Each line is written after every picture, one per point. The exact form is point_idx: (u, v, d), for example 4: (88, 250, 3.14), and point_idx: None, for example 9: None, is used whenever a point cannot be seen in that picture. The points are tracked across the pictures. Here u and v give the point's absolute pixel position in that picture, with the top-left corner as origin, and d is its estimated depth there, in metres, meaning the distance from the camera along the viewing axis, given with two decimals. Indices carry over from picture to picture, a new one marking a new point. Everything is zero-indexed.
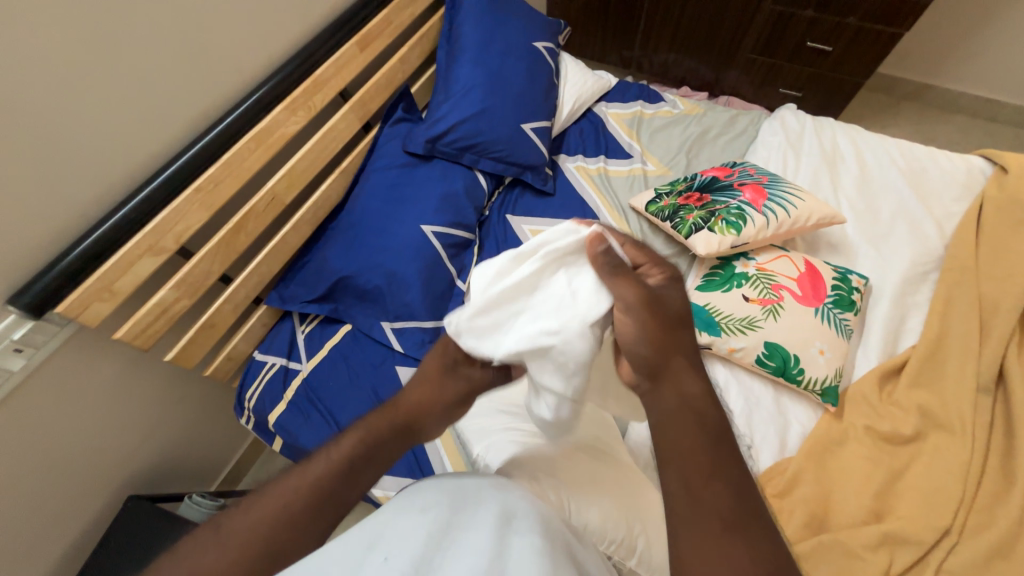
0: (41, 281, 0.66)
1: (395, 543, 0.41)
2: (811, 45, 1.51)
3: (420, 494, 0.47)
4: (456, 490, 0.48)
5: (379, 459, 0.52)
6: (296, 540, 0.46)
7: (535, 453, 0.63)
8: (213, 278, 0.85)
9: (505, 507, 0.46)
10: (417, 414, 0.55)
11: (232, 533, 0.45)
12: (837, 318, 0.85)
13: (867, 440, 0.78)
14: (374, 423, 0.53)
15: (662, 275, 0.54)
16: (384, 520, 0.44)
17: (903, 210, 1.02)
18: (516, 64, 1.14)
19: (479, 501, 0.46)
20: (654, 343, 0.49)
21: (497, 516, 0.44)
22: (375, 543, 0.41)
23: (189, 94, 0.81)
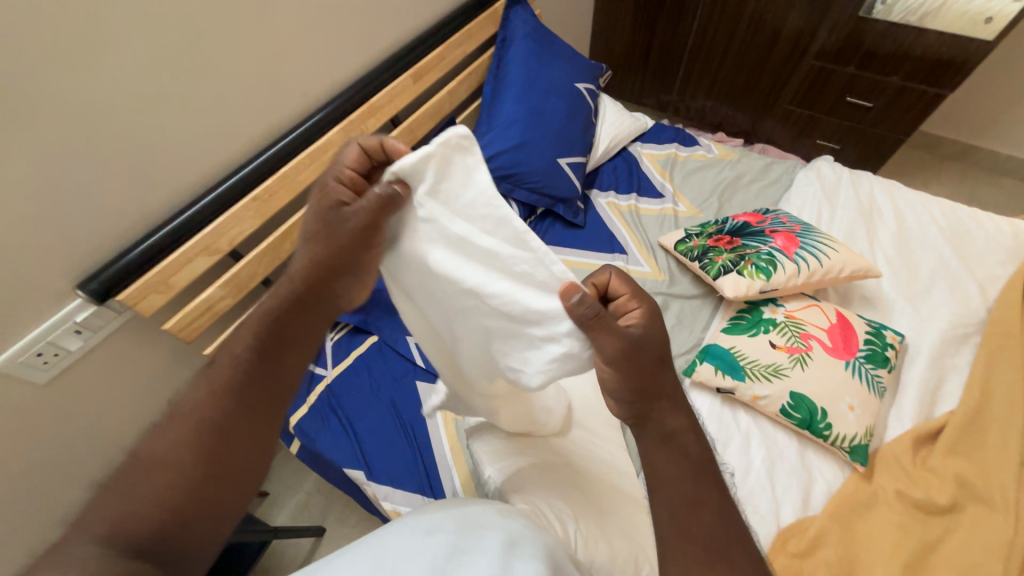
0: (109, 270, 0.72)
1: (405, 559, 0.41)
2: (850, 100, 1.52)
3: (426, 518, 0.48)
4: (462, 517, 0.48)
5: (287, 334, 0.51)
6: (224, 432, 0.46)
7: (540, 483, 0.64)
8: (257, 280, 0.90)
9: (510, 535, 0.46)
10: (316, 282, 0.53)
11: (158, 455, 0.44)
12: (869, 373, 0.82)
13: (898, 506, 0.74)
14: (272, 304, 0.52)
15: (639, 313, 0.49)
16: (394, 539, 0.45)
17: (943, 269, 1.00)
18: (558, 102, 1.20)
19: (484, 528, 0.46)
20: (633, 389, 0.48)
21: (503, 543, 0.44)
22: (384, 559, 0.41)
23: (260, 112, 0.89)
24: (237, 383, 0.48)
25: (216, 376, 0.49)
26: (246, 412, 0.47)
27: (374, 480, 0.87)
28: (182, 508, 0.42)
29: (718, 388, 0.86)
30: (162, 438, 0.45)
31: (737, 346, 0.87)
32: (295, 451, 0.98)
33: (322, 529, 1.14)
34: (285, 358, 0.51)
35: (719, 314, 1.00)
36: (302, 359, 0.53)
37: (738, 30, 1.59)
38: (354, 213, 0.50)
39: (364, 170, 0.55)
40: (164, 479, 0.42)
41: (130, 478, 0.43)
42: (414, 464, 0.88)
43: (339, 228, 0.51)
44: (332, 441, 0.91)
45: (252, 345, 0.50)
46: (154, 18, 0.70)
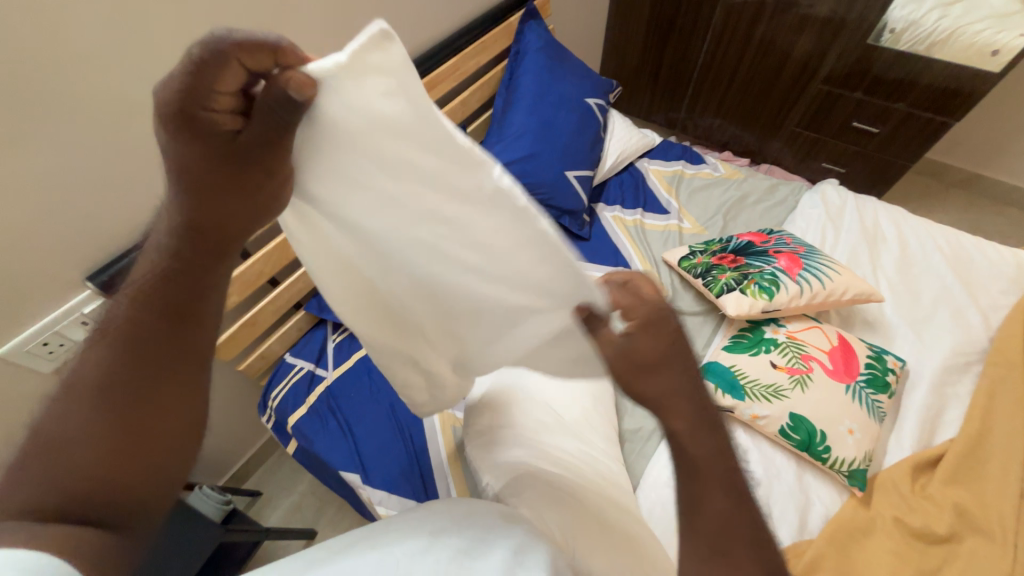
0: (118, 263, 0.73)
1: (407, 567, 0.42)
2: (856, 125, 1.54)
3: (430, 519, 0.48)
4: (466, 514, 0.49)
5: (184, 288, 0.44)
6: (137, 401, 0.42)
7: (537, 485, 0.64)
8: (264, 279, 0.91)
9: (514, 537, 0.46)
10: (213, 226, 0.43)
11: (61, 436, 0.39)
12: (869, 398, 0.82)
13: (896, 533, 0.73)
14: (156, 262, 0.44)
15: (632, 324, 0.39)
16: (394, 538, 0.46)
17: (946, 296, 1.00)
18: (567, 116, 1.21)
19: (488, 534, 0.46)
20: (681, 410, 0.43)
21: (506, 548, 0.43)
22: (383, 564, 0.42)
23: None
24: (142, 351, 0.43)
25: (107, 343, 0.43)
26: (164, 383, 0.43)
27: (369, 484, 0.87)
28: (106, 497, 0.38)
29: (718, 407, 0.84)
30: (62, 417, 0.40)
31: (737, 365, 0.87)
32: (292, 451, 0.98)
33: (313, 532, 1.14)
34: (178, 335, 0.44)
35: (720, 332, 1.00)
36: (218, 313, 0.48)
37: (748, 52, 1.62)
38: (249, 150, 0.38)
39: (242, 89, 0.36)
40: (75, 456, 0.38)
41: (35, 454, 0.38)
42: (409, 469, 0.88)
43: (230, 160, 0.39)
44: (330, 443, 0.91)
45: (137, 298, 0.44)
46: (178, 21, 0.71)
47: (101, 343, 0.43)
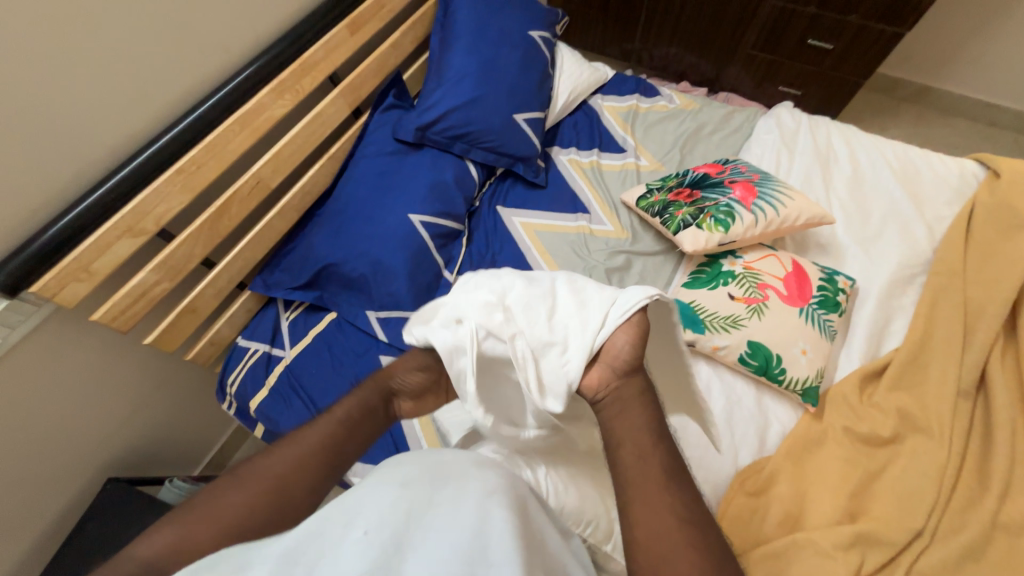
0: (16, 259, 0.65)
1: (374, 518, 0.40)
2: (812, 43, 1.49)
3: (398, 467, 0.46)
4: (434, 465, 0.46)
5: None
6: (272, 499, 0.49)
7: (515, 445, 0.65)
8: (196, 261, 0.84)
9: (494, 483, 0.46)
10: None
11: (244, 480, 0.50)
12: (821, 318, 0.84)
13: (846, 441, 0.78)
14: None
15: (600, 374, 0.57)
16: (360, 491, 0.43)
17: (894, 212, 1.02)
18: (511, 53, 1.12)
19: (461, 479, 0.45)
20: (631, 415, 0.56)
21: (484, 493, 0.43)
22: (350, 522, 0.40)
23: (171, 73, 0.79)
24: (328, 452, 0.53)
25: (269, 475, 0.51)
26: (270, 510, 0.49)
27: None
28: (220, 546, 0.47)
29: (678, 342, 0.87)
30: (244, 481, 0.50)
31: (697, 300, 0.88)
32: (259, 434, 0.95)
33: None
34: (367, 433, 0.57)
35: (681, 269, 1.00)
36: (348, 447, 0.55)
37: None
38: None
39: None
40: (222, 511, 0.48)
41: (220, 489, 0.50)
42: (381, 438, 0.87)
43: None
44: (296, 421, 0.89)
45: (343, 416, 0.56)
46: None
47: (261, 469, 0.51)
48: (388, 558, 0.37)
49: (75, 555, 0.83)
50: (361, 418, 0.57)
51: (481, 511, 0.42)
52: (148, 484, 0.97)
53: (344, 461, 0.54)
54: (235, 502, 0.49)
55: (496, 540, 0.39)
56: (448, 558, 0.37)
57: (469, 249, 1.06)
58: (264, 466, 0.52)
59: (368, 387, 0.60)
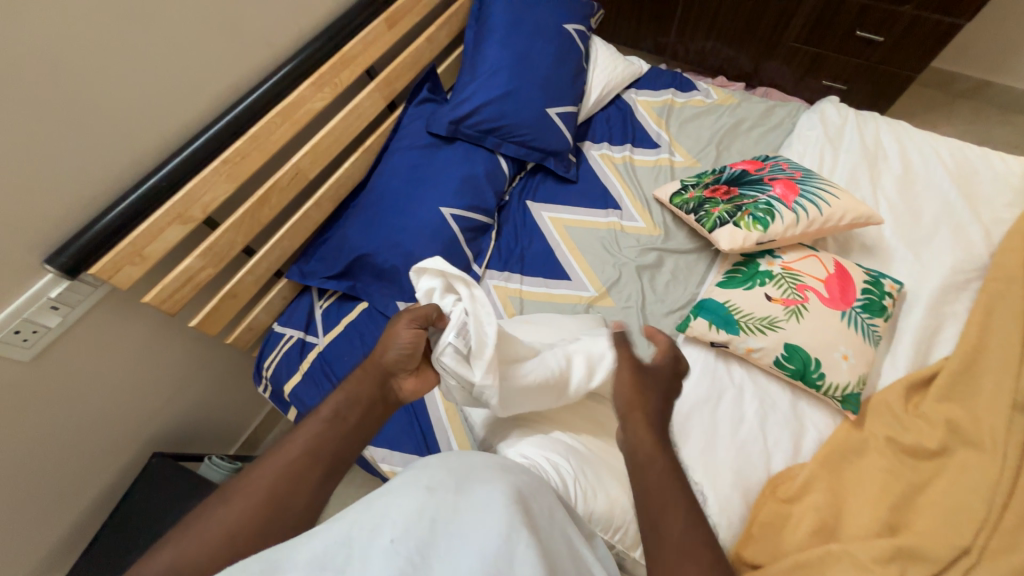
0: (77, 242, 0.69)
1: (401, 524, 0.40)
2: (860, 34, 1.42)
3: (427, 469, 0.47)
4: (460, 469, 0.47)
5: None
6: (282, 498, 0.51)
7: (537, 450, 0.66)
8: (238, 249, 0.87)
9: (517, 489, 0.46)
10: None
11: (246, 489, 0.50)
12: (865, 323, 0.81)
13: (888, 451, 0.74)
14: None
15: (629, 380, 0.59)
16: (392, 492, 0.44)
17: (947, 213, 0.96)
18: (545, 47, 1.11)
19: (489, 484, 0.45)
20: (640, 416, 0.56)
21: (510, 498, 0.44)
22: (378, 522, 0.40)
23: (219, 67, 0.83)
24: (335, 435, 0.56)
25: (274, 471, 0.52)
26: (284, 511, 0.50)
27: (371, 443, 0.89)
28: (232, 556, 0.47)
29: (711, 342, 0.85)
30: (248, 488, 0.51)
31: (731, 301, 0.85)
32: (292, 417, 0.98)
33: None
34: (373, 412, 0.60)
35: (714, 269, 0.98)
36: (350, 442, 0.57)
37: None
38: None
39: None
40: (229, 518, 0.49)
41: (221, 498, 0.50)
42: (410, 426, 0.89)
43: None
44: None
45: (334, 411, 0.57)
46: None
47: (268, 469, 0.52)
48: (416, 565, 0.37)
49: (122, 524, 0.88)
50: (362, 401, 0.60)
51: (508, 516, 0.42)
52: (188, 460, 1.02)
53: (349, 449, 0.57)
54: (236, 512, 0.49)
55: (519, 548, 0.40)
56: (474, 562, 0.38)
57: (498, 243, 1.07)
58: (267, 468, 0.52)
59: (364, 371, 0.63)
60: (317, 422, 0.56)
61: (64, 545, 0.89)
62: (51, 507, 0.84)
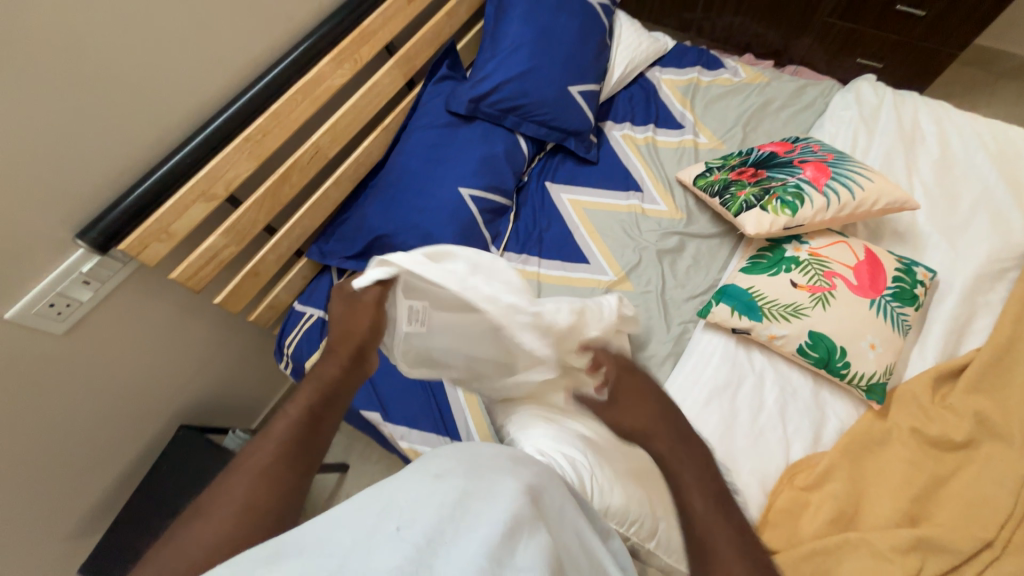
0: (107, 219, 0.70)
1: (409, 513, 0.39)
2: (901, 9, 1.34)
3: (436, 460, 0.47)
4: (470, 457, 0.47)
5: None
6: (268, 494, 0.45)
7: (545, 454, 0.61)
8: (259, 227, 0.88)
9: (527, 481, 0.46)
10: None
11: (219, 499, 0.44)
12: (895, 312, 0.79)
13: (912, 442, 0.73)
14: None
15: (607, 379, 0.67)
16: (400, 480, 0.44)
17: (987, 199, 0.92)
18: (568, 22, 1.07)
19: (497, 474, 0.45)
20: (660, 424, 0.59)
21: (520, 491, 0.43)
22: (386, 509, 0.40)
23: (240, 43, 0.82)
24: (315, 422, 0.52)
25: (250, 473, 0.46)
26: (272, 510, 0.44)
27: (389, 421, 0.90)
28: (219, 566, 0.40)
29: (733, 328, 0.84)
30: (224, 493, 0.44)
31: (755, 287, 0.84)
32: None
33: (345, 466, 1.22)
34: (347, 395, 0.58)
35: (738, 254, 0.96)
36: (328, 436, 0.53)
37: None
38: None
39: None
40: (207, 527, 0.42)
41: (192, 514, 0.44)
42: (428, 405, 0.90)
43: None
44: None
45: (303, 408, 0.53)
46: None
47: (245, 471, 0.46)
48: (424, 553, 0.37)
49: (152, 491, 0.92)
50: (334, 383, 0.57)
51: (514, 511, 0.41)
52: (213, 433, 1.05)
53: (325, 437, 0.52)
54: (214, 520, 0.42)
55: (527, 541, 0.40)
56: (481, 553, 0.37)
57: (516, 226, 1.06)
58: (245, 473, 0.46)
59: (331, 358, 0.60)
60: (284, 423, 0.51)
61: (99, 508, 0.94)
62: (86, 473, 0.88)
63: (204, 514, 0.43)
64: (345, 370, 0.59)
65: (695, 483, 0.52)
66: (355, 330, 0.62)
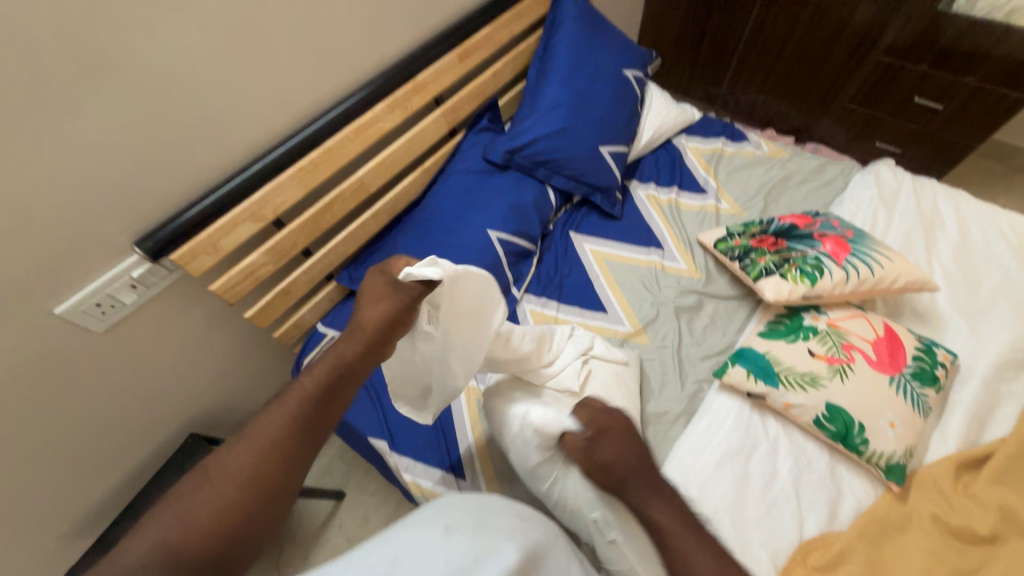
0: (164, 230, 0.76)
1: (416, 561, 0.42)
2: (918, 101, 1.42)
3: (443, 511, 0.50)
4: (478, 511, 0.50)
5: None
6: (270, 472, 0.52)
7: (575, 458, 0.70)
8: (298, 249, 0.93)
9: (528, 542, 0.46)
10: None
11: (234, 464, 0.52)
12: (914, 392, 0.78)
13: (934, 531, 0.70)
14: None
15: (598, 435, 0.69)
16: (411, 530, 0.47)
17: (1009, 288, 0.93)
18: (603, 89, 1.16)
19: (500, 532, 0.46)
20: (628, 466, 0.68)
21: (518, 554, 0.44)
22: (395, 558, 0.42)
23: (308, 86, 0.90)
24: (322, 408, 0.57)
25: (257, 447, 0.53)
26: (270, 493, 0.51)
27: (396, 451, 0.90)
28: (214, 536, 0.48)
29: (748, 392, 0.83)
30: (237, 459, 0.52)
31: (772, 352, 0.85)
32: None
33: (342, 494, 1.20)
34: (360, 377, 0.62)
35: (755, 318, 0.97)
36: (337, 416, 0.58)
37: (800, 21, 1.51)
38: None
39: None
40: (215, 494, 0.50)
41: (210, 470, 0.52)
42: (435, 439, 0.90)
43: None
44: (359, 410, 0.94)
45: (317, 385, 0.58)
46: None
47: (252, 445, 0.53)
48: None
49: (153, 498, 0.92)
50: (350, 369, 0.60)
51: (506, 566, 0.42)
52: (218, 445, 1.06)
53: (330, 419, 0.58)
54: (223, 488, 0.50)
55: None
56: None
57: (539, 270, 1.09)
58: (258, 443, 0.53)
59: (355, 338, 0.62)
60: (298, 394, 0.57)
61: (97, 509, 0.94)
62: (93, 472, 0.89)
63: (215, 477, 0.51)
64: (365, 356, 0.62)
65: (666, 507, 0.65)
66: (380, 320, 0.63)
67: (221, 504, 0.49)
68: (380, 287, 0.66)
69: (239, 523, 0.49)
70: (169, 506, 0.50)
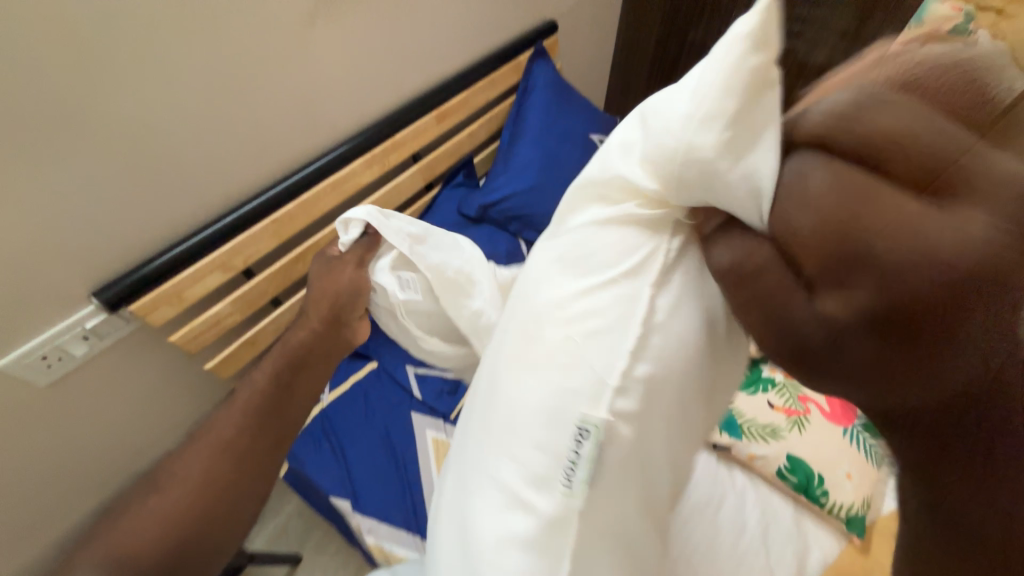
0: (126, 280, 0.74)
1: None
2: None
3: None
4: None
5: None
6: (235, 472, 0.57)
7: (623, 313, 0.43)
8: (267, 299, 0.92)
9: None
10: None
11: (190, 474, 0.56)
12: (867, 442, 0.82)
13: None
14: None
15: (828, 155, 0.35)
16: None
17: None
18: (572, 150, 1.25)
19: None
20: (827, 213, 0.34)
21: None
22: None
23: (290, 142, 0.92)
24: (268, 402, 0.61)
25: (208, 448, 0.58)
26: (238, 497, 0.56)
27: (359, 511, 0.87)
28: (181, 540, 0.52)
29: (714, 444, 0.86)
30: (190, 459, 0.57)
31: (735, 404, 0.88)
32: (283, 473, 0.97)
33: (298, 558, 1.11)
34: (323, 355, 0.66)
35: None
36: (312, 392, 0.64)
37: None
38: None
39: None
40: (174, 498, 0.55)
41: (169, 480, 0.57)
42: (402, 497, 0.88)
43: None
44: (322, 468, 0.90)
45: (271, 377, 0.62)
46: (200, 48, 0.73)
47: (204, 446, 0.58)
48: None
49: None
50: (296, 362, 0.63)
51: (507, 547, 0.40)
52: None
53: (297, 404, 0.62)
54: (182, 495, 0.55)
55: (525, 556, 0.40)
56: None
57: None
58: (202, 449, 0.58)
59: (304, 325, 0.67)
60: (252, 391, 0.62)
61: None
62: (17, 544, 0.81)
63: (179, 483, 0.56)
64: (311, 345, 0.65)
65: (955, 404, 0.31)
66: (319, 306, 0.67)
67: (171, 509, 0.54)
68: (321, 269, 0.69)
69: (198, 519, 0.54)
70: (120, 521, 0.54)
